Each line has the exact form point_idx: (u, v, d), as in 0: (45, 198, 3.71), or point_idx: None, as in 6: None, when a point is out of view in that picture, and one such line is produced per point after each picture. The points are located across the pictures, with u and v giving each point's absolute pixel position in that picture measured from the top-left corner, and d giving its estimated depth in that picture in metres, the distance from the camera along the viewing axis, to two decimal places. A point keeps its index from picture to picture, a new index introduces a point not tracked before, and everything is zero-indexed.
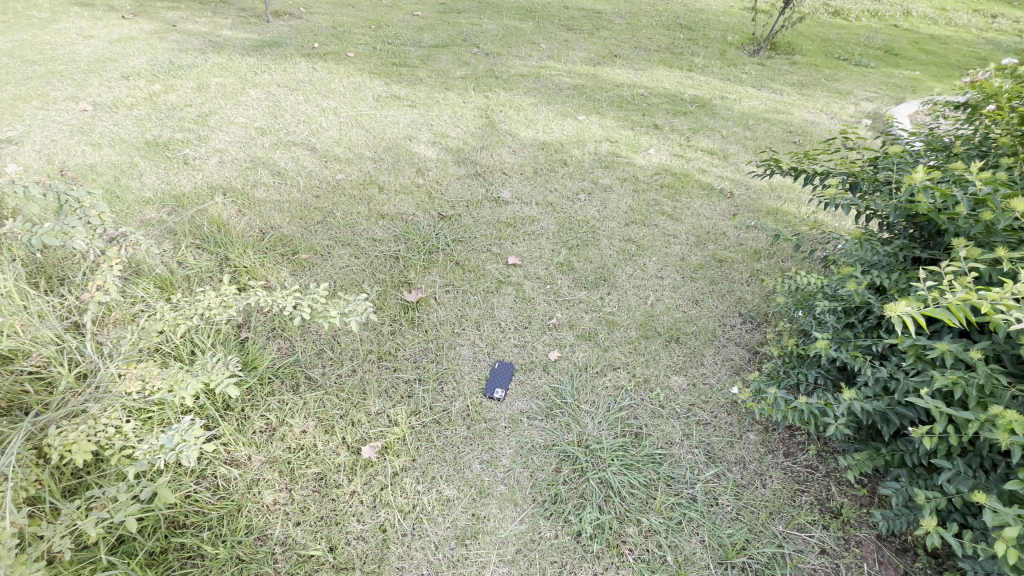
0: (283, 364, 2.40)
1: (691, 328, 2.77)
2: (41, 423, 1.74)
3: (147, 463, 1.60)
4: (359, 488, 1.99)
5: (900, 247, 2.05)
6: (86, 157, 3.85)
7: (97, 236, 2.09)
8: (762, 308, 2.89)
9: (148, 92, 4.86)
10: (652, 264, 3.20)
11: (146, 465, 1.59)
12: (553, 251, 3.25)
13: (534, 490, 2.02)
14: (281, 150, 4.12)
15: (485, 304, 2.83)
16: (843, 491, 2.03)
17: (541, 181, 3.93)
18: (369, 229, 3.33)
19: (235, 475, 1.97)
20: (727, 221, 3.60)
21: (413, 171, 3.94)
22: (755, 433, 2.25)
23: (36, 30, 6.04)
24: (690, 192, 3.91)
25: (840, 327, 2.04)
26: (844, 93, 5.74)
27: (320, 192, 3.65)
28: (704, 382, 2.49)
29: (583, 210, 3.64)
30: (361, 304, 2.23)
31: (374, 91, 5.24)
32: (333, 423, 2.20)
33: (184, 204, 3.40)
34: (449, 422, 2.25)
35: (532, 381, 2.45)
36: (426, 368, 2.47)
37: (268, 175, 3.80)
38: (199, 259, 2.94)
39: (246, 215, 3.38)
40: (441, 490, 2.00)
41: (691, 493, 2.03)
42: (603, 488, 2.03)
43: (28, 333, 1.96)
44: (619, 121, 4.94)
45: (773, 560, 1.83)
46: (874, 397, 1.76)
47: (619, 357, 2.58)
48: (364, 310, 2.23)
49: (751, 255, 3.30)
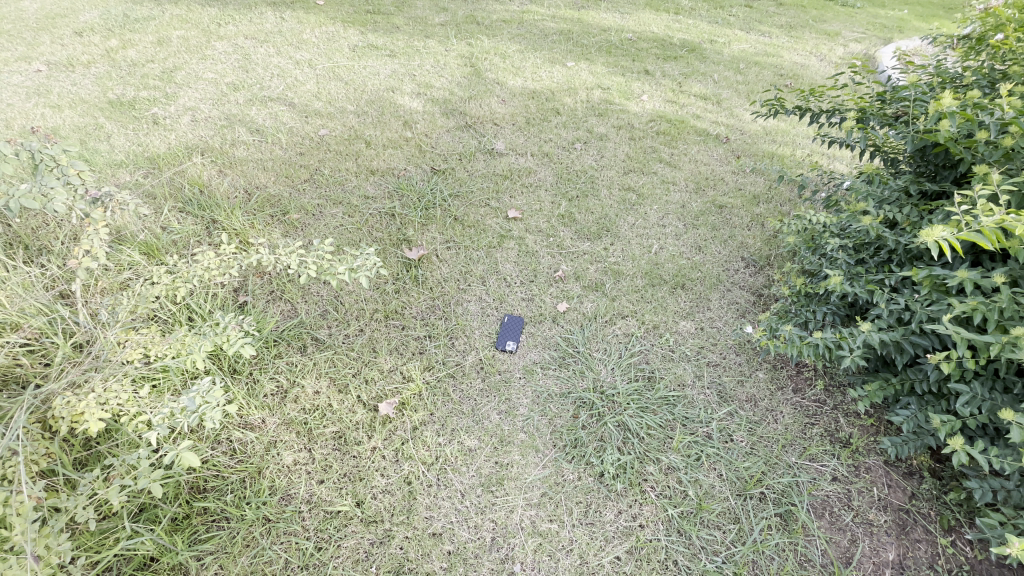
0: (288, 326, 2.34)
1: (696, 274, 2.78)
2: (43, 395, 1.66)
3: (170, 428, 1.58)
4: (379, 444, 1.98)
5: (910, 181, 2.04)
6: (44, 119, 3.56)
7: (78, 197, 1.95)
8: (764, 251, 2.91)
9: (103, 48, 4.49)
10: (654, 212, 3.17)
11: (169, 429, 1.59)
12: (552, 203, 3.18)
13: (555, 436, 2.04)
14: (257, 106, 3.88)
15: (489, 259, 2.78)
16: (850, 422, 2.10)
17: (535, 131, 3.80)
18: (361, 186, 3.20)
19: (251, 438, 1.94)
20: (724, 167, 3.58)
21: (401, 124, 3.77)
22: (764, 372, 2.30)
23: None
24: (686, 139, 3.86)
25: (851, 264, 2.06)
26: (832, 34, 5.64)
27: (304, 149, 3.47)
28: (712, 325, 2.51)
29: (580, 160, 3.56)
30: (369, 258, 2.13)
31: (350, 41, 4.93)
32: (346, 382, 2.16)
33: (160, 166, 3.20)
34: (464, 375, 2.24)
35: (543, 332, 2.44)
36: (435, 324, 2.44)
37: (247, 133, 3.59)
38: (184, 223, 2.80)
39: (228, 176, 3.21)
40: (462, 441, 2.01)
41: (706, 431, 2.08)
42: (622, 431, 2.06)
43: (16, 304, 1.84)
44: (609, 68, 4.77)
45: (789, 488, 1.90)
46: (888, 328, 1.80)
47: (628, 306, 2.58)
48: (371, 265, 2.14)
49: (751, 200, 3.29)
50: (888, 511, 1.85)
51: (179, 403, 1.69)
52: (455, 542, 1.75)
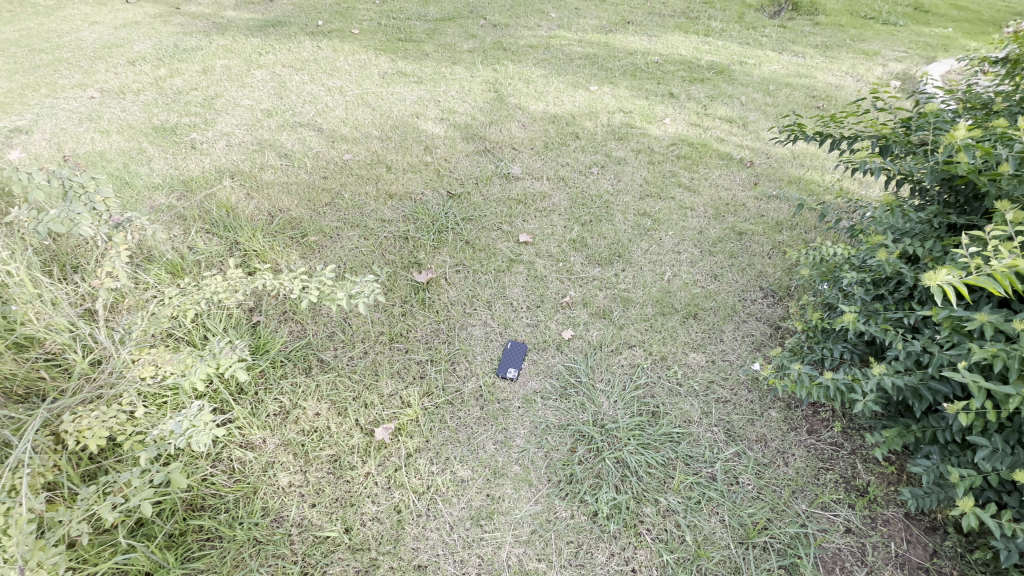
0: (295, 347, 2.40)
1: (709, 303, 2.69)
2: (56, 410, 1.75)
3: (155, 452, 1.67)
4: (373, 470, 1.98)
5: (935, 212, 1.92)
6: (95, 144, 3.84)
7: (103, 221, 2.08)
8: (784, 281, 2.79)
9: (154, 77, 4.82)
10: (669, 238, 3.10)
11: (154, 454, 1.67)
12: (565, 228, 3.16)
13: (549, 470, 1.99)
14: (288, 132, 4.07)
15: (497, 284, 2.77)
16: (869, 469, 1.97)
17: (553, 155, 3.81)
18: (378, 209, 3.28)
19: (250, 458, 1.98)
20: (746, 192, 3.47)
21: (421, 148, 3.86)
22: (777, 410, 2.19)
23: (41, 18, 5.94)
24: (709, 163, 3.77)
25: (869, 299, 1.95)
26: (871, 54, 5.44)
27: (328, 173, 3.60)
28: (723, 359, 2.41)
29: (596, 184, 3.53)
30: (366, 285, 2.29)
31: (380, 68, 5.12)
32: (346, 405, 2.19)
33: (193, 188, 3.39)
34: (463, 402, 2.23)
35: (546, 360, 2.41)
36: (438, 348, 2.44)
37: (275, 157, 3.76)
38: (209, 243, 2.94)
39: (254, 198, 3.36)
40: (455, 471, 1.99)
41: (710, 472, 1.98)
42: (620, 467, 1.99)
43: (43, 320, 1.97)
44: (632, 91, 4.76)
45: (796, 539, 1.78)
46: (905, 371, 1.69)
47: (636, 335, 2.52)
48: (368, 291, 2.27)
49: (773, 226, 3.18)
50: (905, 569, 1.71)
51: (166, 426, 1.78)
52: None
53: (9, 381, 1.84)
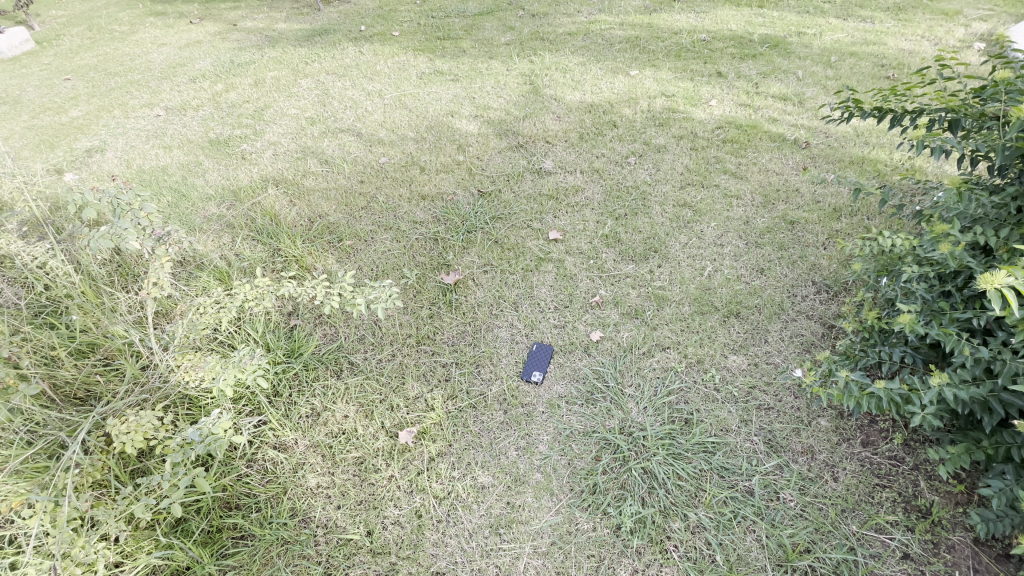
0: (327, 350, 2.46)
1: (754, 300, 2.49)
2: (108, 413, 1.91)
3: (179, 457, 1.71)
4: (396, 473, 2.01)
5: (1015, 196, 1.67)
6: (159, 159, 4.15)
7: (148, 235, 2.23)
8: (841, 275, 2.54)
9: (212, 92, 5.14)
10: (711, 230, 2.90)
11: (178, 458, 1.71)
12: (598, 223, 3.04)
13: (572, 479, 1.92)
14: (329, 138, 4.19)
15: (524, 284, 2.72)
16: (934, 488, 1.75)
17: (588, 147, 3.68)
18: (410, 211, 3.31)
19: (281, 459, 2.06)
20: (799, 175, 3.19)
21: (455, 147, 3.85)
22: (827, 419, 1.99)
23: (117, 43, 6.49)
24: (758, 146, 3.50)
25: (932, 297, 1.74)
26: (952, 13, 4.82)
27: (364, 177, 3.68)
28: (767, 362, 2.23)
29: (633, 174, 3.37)
30: (384, 290, 2.38)
31: (418, 68, 5.17)
32: (372, 408, 2.23)
33: (241, 197, 3.58)
34: (486, 406, 2.20)
35: (573, 363, 2.33)
36: (464, 351, 2.43)
37: (316, 163, 3.89)
38: (254, 250, 3.10)
39: (296, 205, 3.48)
40: (476, 477, 1.97)
41: (747, 486, 1.84)
42: (647, 479, 1.89)
43: (102, 328, 2.19)
44: (675, 74, 4.50)
45: (842, 565, 1.62)
46: (972, 381, 1.49)
47: (670, 335, 2.38)
48: (386, 296, 2.35)
49: (829, 214, 2.91)
50: None
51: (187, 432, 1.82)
52: None
53: (71, 383, 2.04)
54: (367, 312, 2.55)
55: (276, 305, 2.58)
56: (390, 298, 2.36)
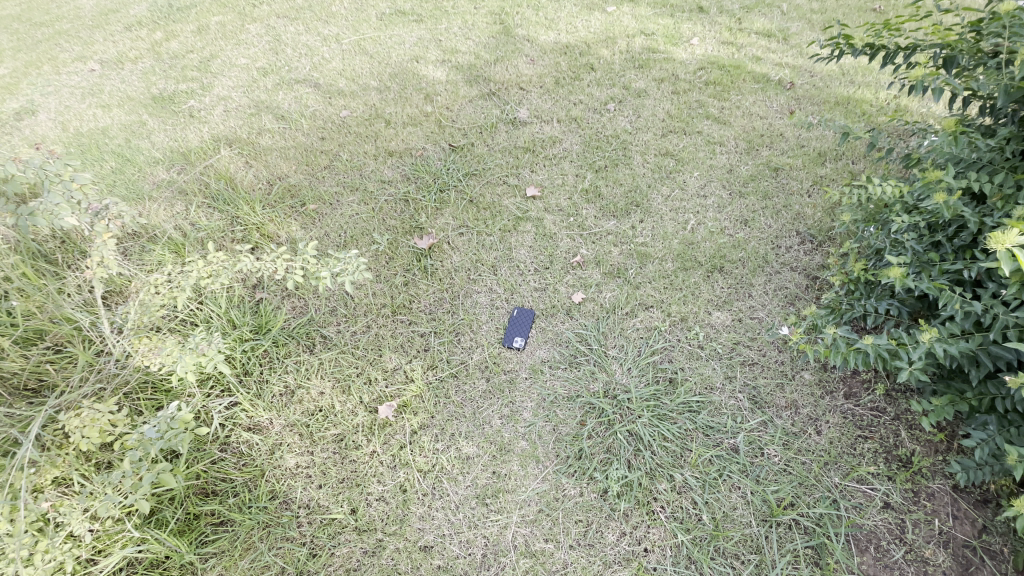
0: (298, 324, 2.34)
1: (738, 253, 2.43)
2: (62, 406, 1.79)
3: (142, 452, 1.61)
4: (378, 449, 1.95)
5: (1009, 139, 1.60)
6: (97, 120, 3.78)
7: (85, 210, 2.02)
8: (825, 224, 2.48)
9: (151, 42, 4.65)
10: (694, 181, 2.79)
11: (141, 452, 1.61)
12: (577, 177, 2.90)
13: (557, 445, 1.89)
14: (284, 90, 3.85)
15: (502, 246, 2.60)
16: (914, 437, 1.78)
17: (564, 93, 3.46)
18: (377, 169, 3.10)
19: (257, 441, 1.99)
20: (784, 120, 3.07)
21: (422, 97, 3.58)
22: (810, 373, 1.99)
23: None
24: (741, 88, 3.33)
25: (921, 249, 1.69)
26: None
27: (325, 133, 3.41)
28: (751, 317, 2.20)
29: (612, 123, 3.20)
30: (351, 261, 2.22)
31: (378, 8, 4.73)
32: (349, 383, 2.14)
33: (192, 160, 3.31)
34: (468, 375, 2.14)
35: (556, 326, 2.26)
36: (443, 320, 2.34)
37: (272, 119, 3.58)
38: (211, 218, 2.89)
39: (253, 166, 3.23)
40: (461, 448, 1.93)
41: (732, 443, 1.84)
42: (633, 441, 1.87)
43: (46, 313, 2.01)
44: (655, 9, 4.21)
45: (825, 518, 1.64)
46: (961, 335, 1.46)
47: (653, 293, 2.31)
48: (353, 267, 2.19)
49: (814, 159, 2.82)
50: (949, 548, 1.56)
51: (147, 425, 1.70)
52: (444, 557, 1.69)
53: (18, 375, 1.89)
54: (337, 282, 2.41)
55: (238, 278, 2.42)
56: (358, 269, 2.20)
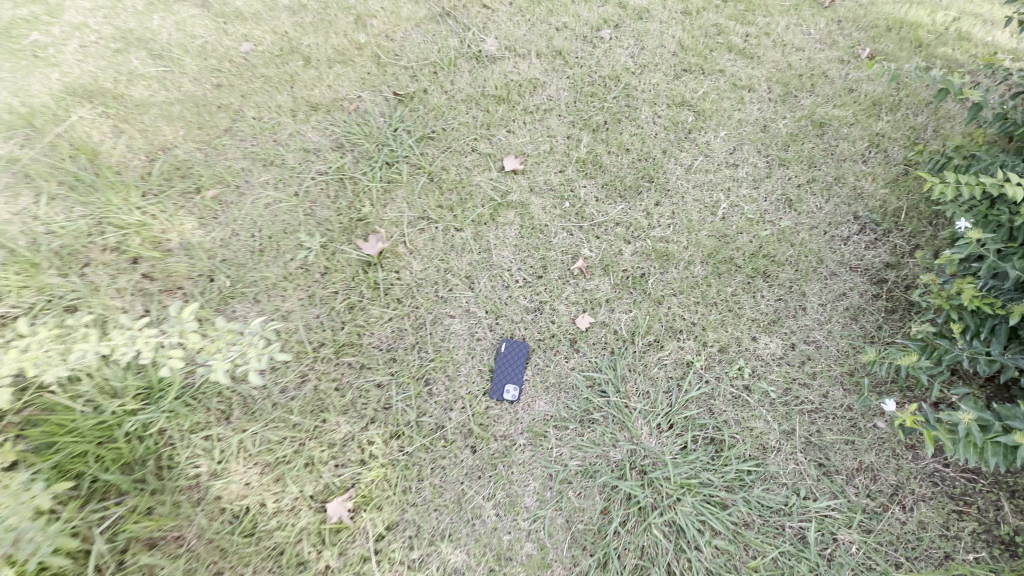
0: (205, 380, 1.70)
1: (785, 250, 1.88)
2: None
3: None
4: (333, 565, 1.46)
5: None
6: None
7: None
8: (888, 206, 1.96)
9: None
10: (720, 143, 2.15)
11: None
12: (569, 139, 2.19)
13: (575, 547, 1.45)
14: (158, 11, 2.79)
15: (479, 247, 1.94)
16: (1018, 510, 1.44)
17: (542, 13, 2.61)
18: (298, 132, 2.30)
19: (162, 567, 1.45)
20: (826, 52, 2.40)
21: (351, 21, 2.64)
22: (885, 422, 1.58)
23: None
24: (769, 5, 2.59)
25: None
26: None
27: (222, 79, 2.49)
28: (807, 342, 1.72)
29: (609, 58, 2.43)
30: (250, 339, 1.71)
31: None
32: (286, 468, 1.58)
33: (33, 123, 2.36)
34: (447, 446, 1.60)
35: (558, 366, 1.71)
36: (405, 362, 1.74)
37: (144, 58, 2.59)
38: (68, 216, 2.07)
39: (123, 133, 2.33)
40: (447, 557, 1.46)
41: (797, 530, 1.45)
42: (672, 537, 1.44)
43: None
44: None
45: None
46: None
47: (681, 313, 1.77)
48: (254, 350, 1.69)
49: (867, 109, 2.22)
50: None
51: None
52: None
53: None
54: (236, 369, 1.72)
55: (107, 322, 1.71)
56: (263, 349, 1.70)
